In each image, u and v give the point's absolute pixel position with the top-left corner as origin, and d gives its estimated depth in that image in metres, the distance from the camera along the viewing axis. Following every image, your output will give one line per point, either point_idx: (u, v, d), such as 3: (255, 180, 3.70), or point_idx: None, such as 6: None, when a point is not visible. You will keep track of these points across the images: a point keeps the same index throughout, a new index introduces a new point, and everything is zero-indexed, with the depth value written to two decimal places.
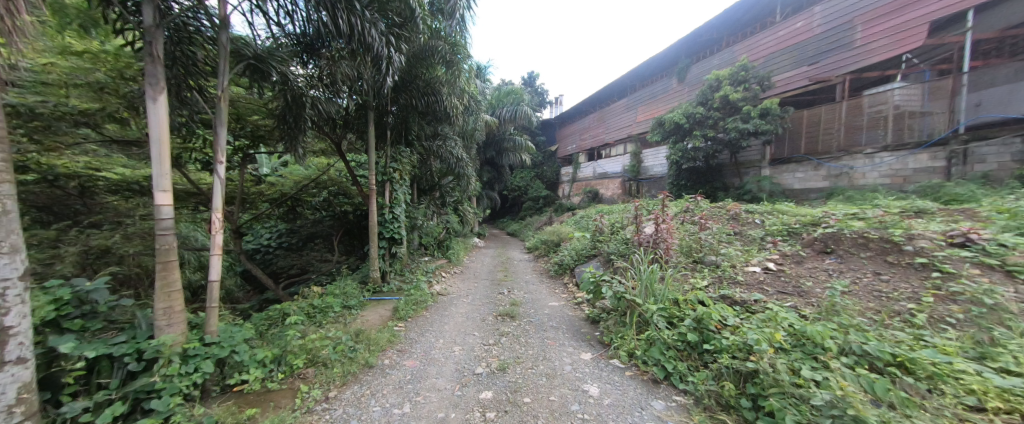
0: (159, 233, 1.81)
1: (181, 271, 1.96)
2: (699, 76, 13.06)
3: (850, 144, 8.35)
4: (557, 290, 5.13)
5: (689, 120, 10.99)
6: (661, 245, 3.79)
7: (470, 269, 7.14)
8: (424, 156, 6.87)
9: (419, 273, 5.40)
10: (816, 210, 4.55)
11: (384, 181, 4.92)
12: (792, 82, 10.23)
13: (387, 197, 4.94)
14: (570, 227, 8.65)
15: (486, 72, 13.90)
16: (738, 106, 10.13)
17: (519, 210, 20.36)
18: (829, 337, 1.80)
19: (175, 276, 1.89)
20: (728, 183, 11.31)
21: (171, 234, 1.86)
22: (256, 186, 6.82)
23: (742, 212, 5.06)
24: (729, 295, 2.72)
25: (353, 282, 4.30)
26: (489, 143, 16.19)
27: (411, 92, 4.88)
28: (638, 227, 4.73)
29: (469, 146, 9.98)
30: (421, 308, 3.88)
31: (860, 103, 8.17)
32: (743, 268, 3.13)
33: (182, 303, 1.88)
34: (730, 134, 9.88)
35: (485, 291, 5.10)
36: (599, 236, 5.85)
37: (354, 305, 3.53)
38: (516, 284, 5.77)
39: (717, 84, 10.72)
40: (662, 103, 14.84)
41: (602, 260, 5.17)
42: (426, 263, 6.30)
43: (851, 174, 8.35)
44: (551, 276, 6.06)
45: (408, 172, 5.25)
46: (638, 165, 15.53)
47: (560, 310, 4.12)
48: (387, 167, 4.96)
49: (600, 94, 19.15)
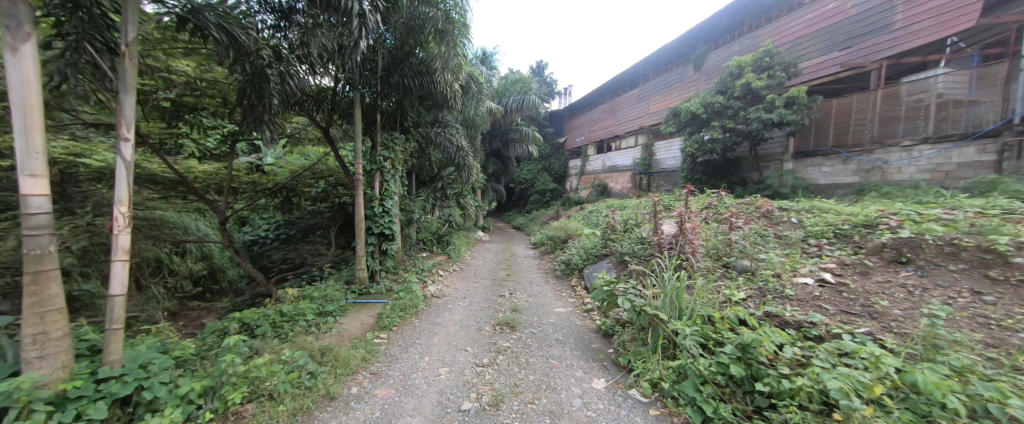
0: (29, 233, 1.52)
1: (66, 284, 1.65)
2: (717, 64, 12.27)
3: (883, 136, 7.58)
4: (564, 293, 4.67)
5: (707, 109, 10.27)
6: (685, 247, 3.28)
7: (471, 267, 6.71)
8: (422, 145, 6.40)
9: (412, 272, 4.95)
10: (865, 208, 3.96)
11: (375, 169, 4.41)
12: (820, 69, 9.38)
13: (377, 187, 4.42)
14: (579, 222, 8.13)
15: (492, 59, 13.30)
16: (762, 96, 9.36)
17: (524, 203, 19.87)
18: (947, 391, 1.29)
19: (54, 290, 1.60)
20: (746, 178, 10.62)
21: (48, 235, 1.57)
22: (249, 175, 6.46)
23: (775, 209, 4.49)
24: (777, 313, 2.22)
25: (337, 282, 3.90)
26: (494, 134, 15.66)
27: (403, 71, 4.38)
28: (656, 225, 4.22)
29: (472, 135, 9.46)
30: (409, 313, 3.44)
31: (897, 91, 7.38)
32: (791, 279, 2.60)
33: (64, 326, 1.63)
34: (752, 125, 9.17)
35: (484, 293, 4.65)
36: (611, 234, 5.34)
37: (333, 310, 3.12)
38: (519, 284, 5.31)
39: (738, 71, 9.95)
40: (676, 93, 14.07)
41: (615, 261, 4.68)
42: (422, 260, 5.89)
43: (883, 168, 7.61)
44: (557, 276, 5.59)
45: (401, 161, 4.78)
46: (650, 158, 14.85)
47: (567, 318, 3.66)
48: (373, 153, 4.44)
49: (611, 84, 18.32)
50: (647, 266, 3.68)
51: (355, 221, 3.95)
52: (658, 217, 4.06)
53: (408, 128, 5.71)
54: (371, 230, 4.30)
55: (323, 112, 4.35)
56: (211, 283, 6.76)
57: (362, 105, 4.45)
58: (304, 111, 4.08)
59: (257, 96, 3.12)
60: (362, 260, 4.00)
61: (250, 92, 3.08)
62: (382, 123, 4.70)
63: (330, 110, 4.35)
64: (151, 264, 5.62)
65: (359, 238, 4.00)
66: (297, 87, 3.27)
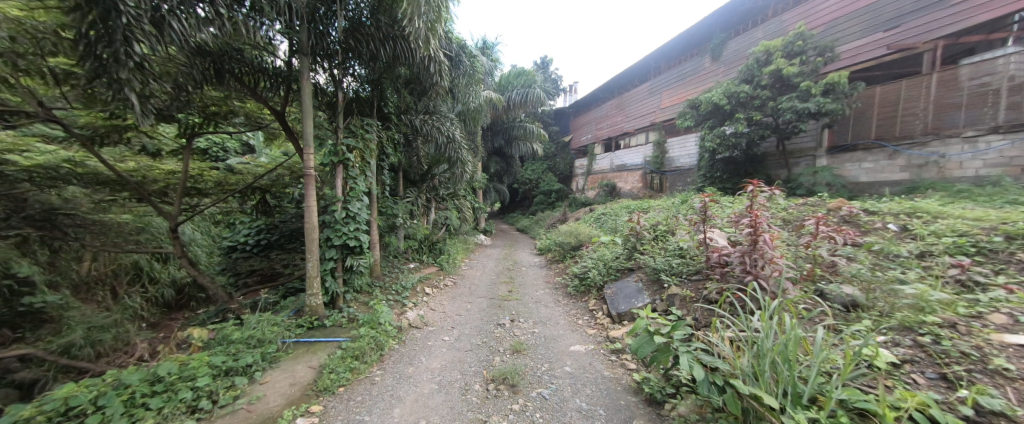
0: None
1: None
2: (739, 53, 11.22)
3: (940, 126, 6.39)
4: (578, 320, 3.67)
5: (730, 100, 9.14)
6: (762, 264, 2.28)
7: (465, 279, 5.73)
8: (410, 137, 5.49)
9: (386, 295, 3.95)
10: (998, 213, 2.91)
11: (340, 161, 3.40)
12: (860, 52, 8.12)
13: (340, 184, 3.42)
14: (591, 227, 7.10)
15: (494, 50, 12.35)
16: (794, 84, 8.16)
17: (528, 205, 18.84)
18: None
19: None
20: (773, 176, 9.49)
21: None
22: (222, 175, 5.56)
23: (858, 212, 3.45)
24: (1006, 412, 1.19)
25: (283, 312, 2.96)
26: (497, 131, 14.83)
27: (370, 38, 3.44)
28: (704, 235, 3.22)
29: (471, 129, 8.49)
30: (368, 363, 2.44)
31: (955, 75, 6.20)
32: (983, 335, 1.63)
33: None
34: (783, 117, 8.04)
35: (477, 321, 3.66)
36: (637, 244, 4.34)
37: (252, 364, 2.16)
38: (523, 305, 4.30)
39: (767, 57, 8.75)
40: (690, 86, 12.97)
41: (645, 280, 3.67)
42: (406, 274, 4.95)
43: (940, 163, 6.43)
44: (569, 294, 4.59)
45: (370, 153, 3.78)
46: (662, 156, 13.79)
47: (587, 365, 2.67)
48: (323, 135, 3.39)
49: (619, 79, 17.22)
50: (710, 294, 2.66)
51: (306, 233, 2.99)
52: (710, 223, 3.08)
53: (385, 114, 4.76)
54: (330, 242, 3.30)
55: (262, 81, 3.34)
56: (197, 290, 5.42)
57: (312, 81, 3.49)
58: (222, 72, 3.03)
59: (105, 46, 1.99)
60: (314, 284, 3.03)
61: (96, 42, 1.98)
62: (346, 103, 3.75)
63: (272, 79, 3.33)
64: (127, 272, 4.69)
65: (311, 253, 3.02)
66: (180, 32, 2.17)
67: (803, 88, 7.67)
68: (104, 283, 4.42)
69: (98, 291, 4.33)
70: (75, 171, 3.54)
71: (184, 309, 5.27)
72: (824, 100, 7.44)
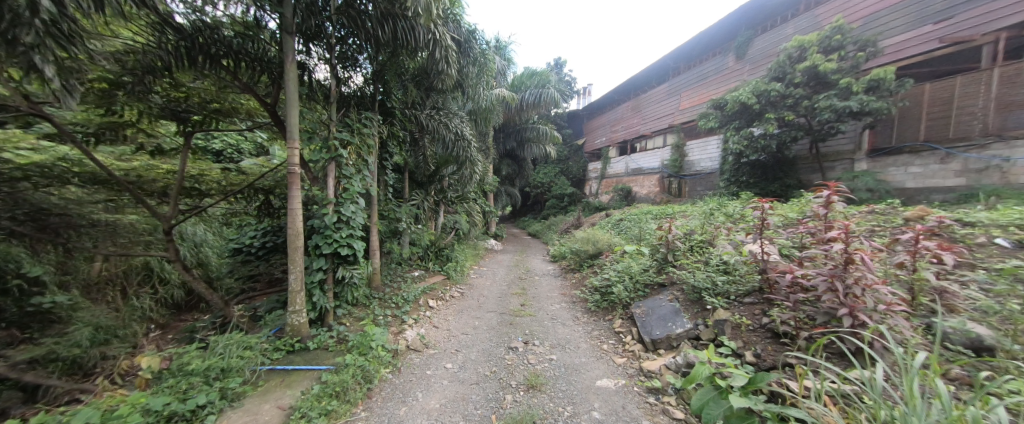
0: None
1: None
2: (766, 50, 10.51)
3: (1005, 126, 5.64)
4: (602, 345, 3.13)
5: (759, 100, 8.33)
6: (846, 291, 1.73)
7: (474, 289, 5.29)
8: (416, 135, 5.17)
9: (381, 310, 3.50)
10: None
11: (332, 157, 3.02)
12: (906, 46, 7.15)
13: (330, 185, 3.04)
14: (611, 234, 6.53)
15: (507, 51, 11.98)
16: (832, 82, 7.33)
17: (540, 208, 18.32)
18: None
19: None
20: (805, 181, 8.67)
21: None
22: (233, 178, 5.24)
23: (950, 224, 2.78)
24: None
25: (260, 333, 2.57)
26: (509, 133, 14.44)
27: (369, 23, 3.17)
28: (761, 252, 2.70)
29: (483, 128, 8.08)
30: (349, 403, 2.01)
31: (1021, 70, 5.51)
32: None
33: None
34: (820, 116, 7.22)
35: (488, 342, 3.19)
36: (670, 256, 3.80)
37: (202, 406, 1.77)
38: (538, 323, 3.81)
39: (802, 53, 7.91)
40: (712, 86, 12.28)
41: (683, 300, 3.12)
42: (409, 283, 4.55)
43: (1003, 167, 5.64)
44: (588, 310, 4.07)
45: (366, 150, 3.37)
46: (681, 159, 13.10)
47: (620, 410, 2.13)
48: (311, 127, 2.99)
49: (634, 80, 16.58)
50: (781, 326, 2.11)
51: (288, 239, 2.60)
52: (770, 238, 2.57)
53: (387, 107, 4.42)
54: (319, 251, 2.90)
55: (244, 66, 3.13)
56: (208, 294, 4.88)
57: (298, 65, 3.23)
58: (193, 56, 2.82)
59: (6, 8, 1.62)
60: (296, 300, 2.63)
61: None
62: (350, 100, 3.63)
63: (257, 64, 3.13)
64: (138, 272, 4.23)
65: (293, 262, 2.62)
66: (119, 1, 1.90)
67: (843, 85, 6.87)
68: (115, 285, 3.99)
69: (108, 291, 3.90)
70: (69, 170, 3.06)
71: (196, 311, 4.84)
72: (867, 98, 6.64)
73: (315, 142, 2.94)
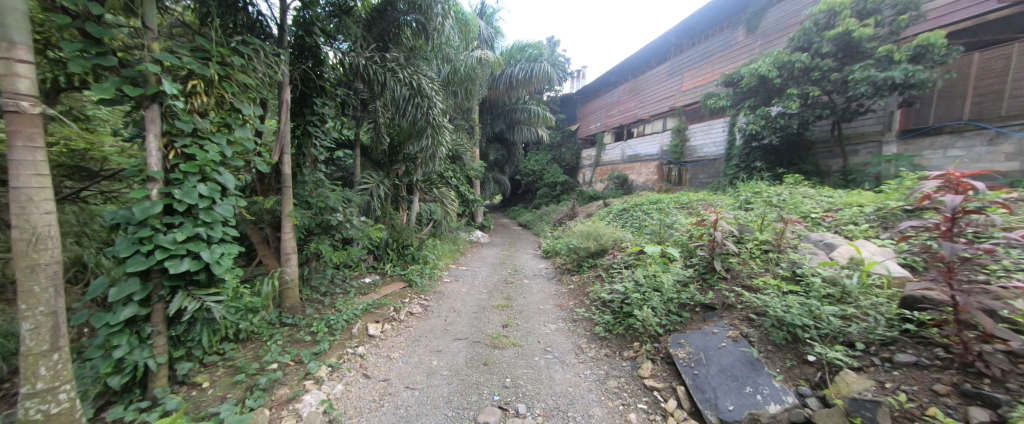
0: None
1: None
2: (784, 21, 9.26)
3: None
4: (627, 413, 1.93)
5: (780, 72, 6.58)
6: None
7: (444, 298, 4.06)
8: (364, 96, 3.85)
9: (277, 352, 2.22)
10: None
11: (152, 94, 1.59)
12: (953, 9, 5.57)
13: (152, 148, 1.61)
14: (617, 227, 5.33)
15: (493, 19, 10.47)
16: (868, 52, 5.74)
17: (531, 197, 16.99)
18: None
19: None
20: (823, 167, 7.01)
21: None
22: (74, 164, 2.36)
23: None
24: None
25: None
26: (497, 114, 13.09)
27: None
28: (931, 277, 1.48)
29: (460, 101, 6.70)
30: None
31: None
32: None
33: None
34: (853, 92, 5.67)
35: (443, 408, 1.98)
36: (720, 262, 2.67)
37: None
38: (525, 361, 2.61)
39: (831, 20, 6.18)
40: (719, 64, 10.99)
41: (760, 336, 1.97)
42: (351, 298, 3.31)
43: None
44: (595, 338, 2.89)
45: (235, 94, 1.94)
46: (682, 144, 11.88)
47: None
48: (90, 33, 1.48)
49: (631, 60, 15.18)
50: None
51: (14, 252, 1.22)
52: (980, 255, 1.34)
53: (303, 44, 2.99)
54: (121, 269, 1.53)
55: None
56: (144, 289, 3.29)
57: None
58: None
59: None
60: (36, 374, 1.28)
61: None
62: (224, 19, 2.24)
63: None
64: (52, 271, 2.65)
65: (33, 298, 1.26)
66: None
67: (882, 52, 5.38)
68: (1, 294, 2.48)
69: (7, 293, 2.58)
70: None
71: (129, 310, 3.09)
72: (914, 68, 5.16)
73: (105, 52, 1.48)
